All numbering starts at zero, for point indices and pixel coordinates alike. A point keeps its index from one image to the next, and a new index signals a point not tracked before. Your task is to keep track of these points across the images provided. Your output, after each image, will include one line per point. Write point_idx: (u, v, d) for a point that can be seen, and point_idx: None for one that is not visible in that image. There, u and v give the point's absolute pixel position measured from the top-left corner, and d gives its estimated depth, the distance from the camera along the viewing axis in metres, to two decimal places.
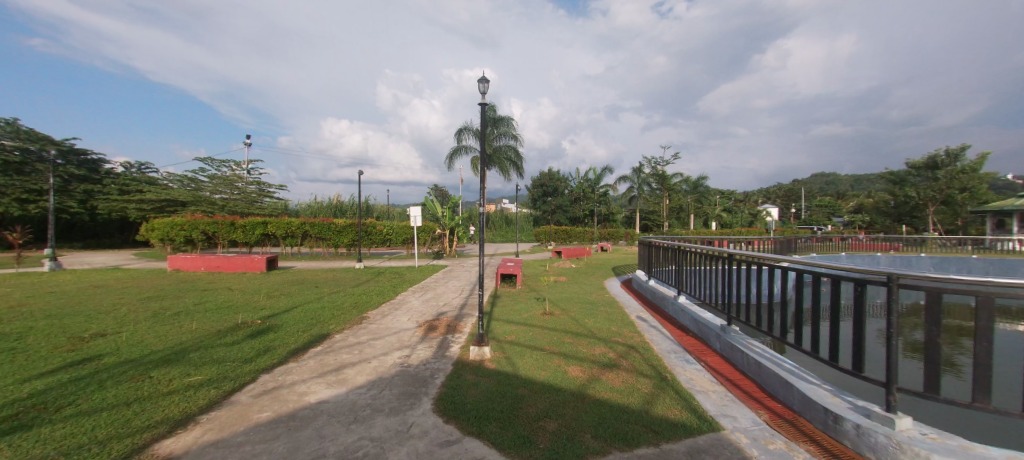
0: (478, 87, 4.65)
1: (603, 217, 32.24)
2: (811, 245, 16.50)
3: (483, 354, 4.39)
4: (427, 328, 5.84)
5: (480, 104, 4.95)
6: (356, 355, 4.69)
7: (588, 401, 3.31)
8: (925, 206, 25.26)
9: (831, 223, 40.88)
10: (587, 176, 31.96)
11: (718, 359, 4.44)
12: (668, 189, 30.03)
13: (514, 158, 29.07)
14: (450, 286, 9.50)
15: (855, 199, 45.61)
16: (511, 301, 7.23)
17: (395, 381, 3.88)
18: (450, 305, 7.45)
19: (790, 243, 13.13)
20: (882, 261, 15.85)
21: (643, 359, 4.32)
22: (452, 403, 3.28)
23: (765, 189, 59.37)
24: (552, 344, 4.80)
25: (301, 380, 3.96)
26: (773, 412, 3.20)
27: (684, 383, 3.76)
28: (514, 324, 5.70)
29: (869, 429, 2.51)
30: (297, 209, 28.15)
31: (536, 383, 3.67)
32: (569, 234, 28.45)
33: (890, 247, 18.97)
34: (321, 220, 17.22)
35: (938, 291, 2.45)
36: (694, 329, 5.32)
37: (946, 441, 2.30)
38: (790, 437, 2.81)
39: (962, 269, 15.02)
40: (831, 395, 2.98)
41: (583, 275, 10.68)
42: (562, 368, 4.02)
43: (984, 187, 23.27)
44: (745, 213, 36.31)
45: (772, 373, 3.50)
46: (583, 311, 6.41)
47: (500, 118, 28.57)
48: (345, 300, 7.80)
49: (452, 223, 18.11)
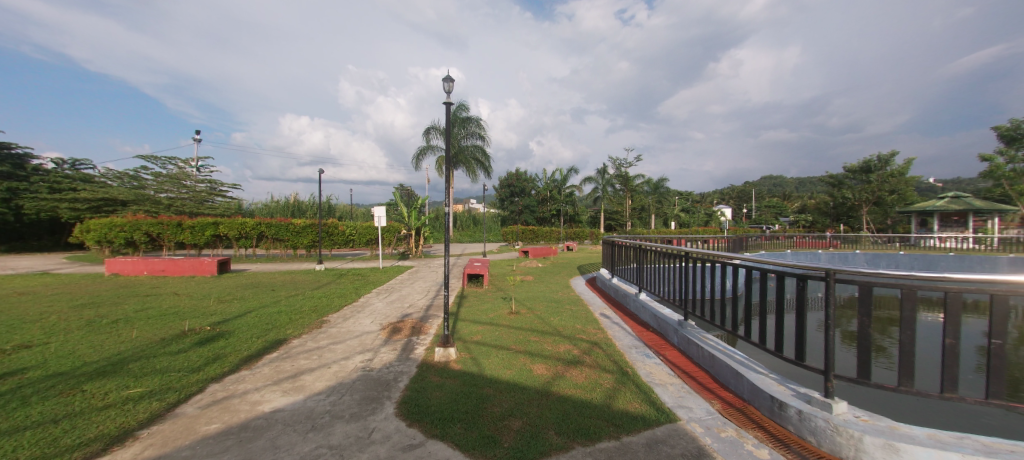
0: (443, 86, 4.60)
1: (569, 217, 32.79)
2: (760, 243, 17.62)
3: (448, 355, 4.34)
4: (391, 330, 5.71)
5: (445, 104, 4.88)
6: (314, 361, 4.50)
7: (553, 398, 3.35)
8: (859, 207, 27.57)
9: (778, 222, 43.75)
10: (554, 177, 32.40)
11: (675, 352, 4.64)
12: (631, 190, 30.79)
13: (482, 158, 29.00)
14: (416, 288, 9.31)
15: (799, 201, 49.09)
16: (478, 301, 7.20)
17: (357, 385, 3.77)
18: (415, 306, 7.32)
19: (741, 242, 13.93)
20: (823, 258, 17.13)
21: (606, 355, 4.44)
22: (416, 406, 3.22)
23: (719, 191, 62.79)
24: (517, 343, 4.82)
25: (254, 388, 3.75)
26: (725, 401, 3.37)
27: (644, 376, 3.89)
28: (481, 324, 5.68)
29: (810, 414, 2.70)
30: (252, 209, 26.70)
31: (502, 382, 3.67)
32: (536, 234, 28.73)
33: (830, 246, 20.27)
34: (277, 221, 16.44)
35: (869, 285, 2.65)
36: (654, 324, 5.52)
37: (875, 422, 2.53)
38: (739, 424, 2.98)
39: (891, 264, 16.65)
40: (776, 384, 3.18)
41: (549, 274, 10.84)
42: (527, 366, 4.06)
43: (909, 190, 25.67)
44: (702, 213, 38.11)
45: (724, 365, 3.69)
46: (549, 309, 6.49)
47: (468, 119, 28.38)
48: (304, 304, 7.46)
49: (418, 223, 17.84)
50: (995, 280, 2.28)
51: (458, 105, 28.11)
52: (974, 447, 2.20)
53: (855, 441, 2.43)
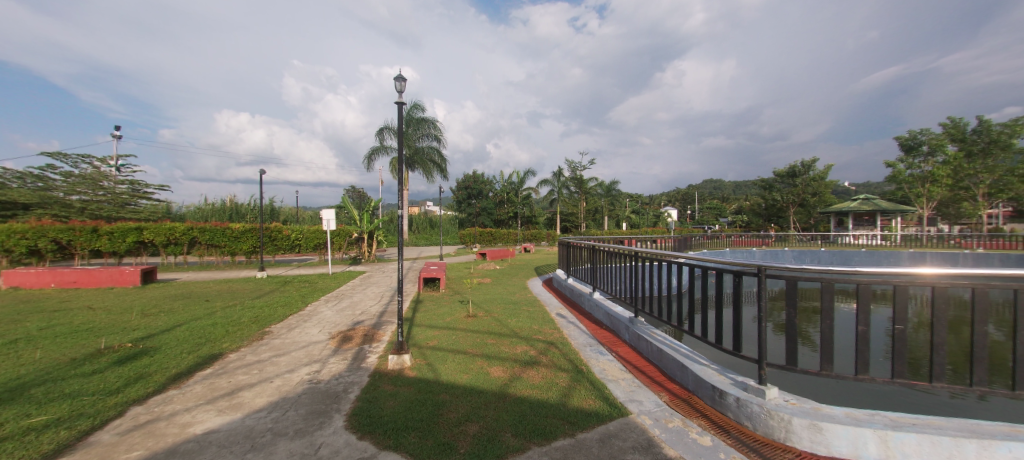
0: (394, 85, 4.46)
1: (526, 219, 33.12)
2: (703, 242, 18.83)
3: (402, 362, 4.22)
4: (341, 339, 5.45)
5: (398, 104, 4.73)
6: (255, 375, 4.19)
7: (509, 400, 3.36)
8: (787, 208, 30.33)
9: (718, 222, 47.07)
10: (511, 179, 32.63)
11: (627, 348, 4.82)
12: (585, 192, 31.62)
13: (438, 160, 28.56)
14: (368, 294, 8.95)
15: (736, 203, 53.16)
16: (434, 306, 7.05)
17: (303, 399, 3.55)
18: (367, 313, 7.02)
19: (686, 241, 14.80)
20: (757, 255, 18.60)
21: (561, 354, 4.52)
22: (367, 417, 3.09)
23: (666, 194, 66.45)
24: (474, 346, 4.78)
25: (184, 409, 3.41)
26: (672, 393, 3.55)
27: (598, 373, 4.01)
28: (437, 328, 5.57)
29: (746, 401, 2.90)
30: (183, 212, 24.38)
31: (458, 387, 3.62)
32: (494, 236, 28.78)
33: (762, 244, 22.09)
34: (212, 225, 15.16)
35: (794, 279, 2.89)
36: (607, 322, 5.70)
37: (802, 404, 2.77)
38: (685, 414, 3.14)
39: (814, 260, 18.44)
40: (717, 374, 3.40)
41: (507, 276, 10.88)
42: (485, 369, 4.04)
43: (828, 193, 28.63)
44: (651, 214, 40.07)
45: (671, 359, 3.88)
46: (506, 311, 6.49)
47: (423, 119, 27.89)
48: (243, 315, 6.93)
49: (370, 226, 17.21)
50: (896, 272, 2.58)
51: (412, 105, 27.59)
52: (883, 422, 2.49)
53: (786, 423, 2.65)
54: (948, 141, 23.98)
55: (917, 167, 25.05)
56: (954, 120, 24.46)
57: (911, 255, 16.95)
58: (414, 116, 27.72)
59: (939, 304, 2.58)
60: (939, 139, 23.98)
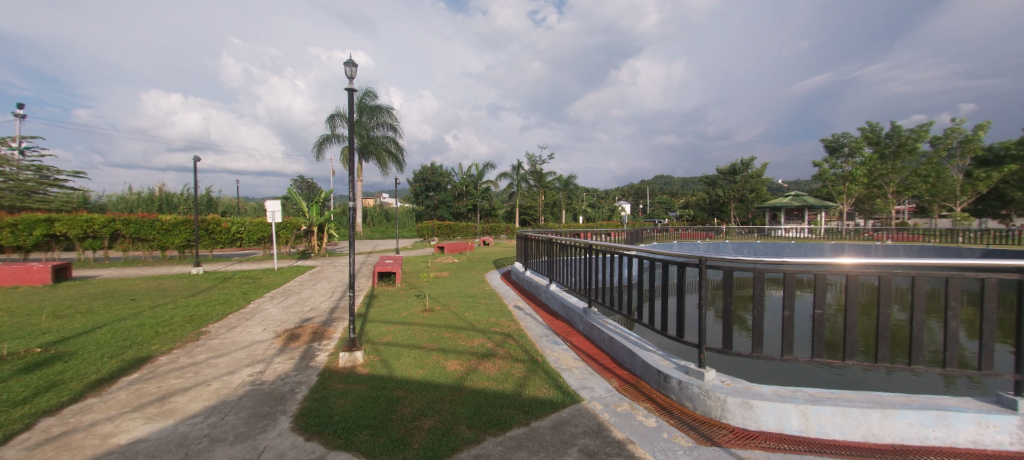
0: (344, 70, 4.26)
1: (484, 212, 33.05)
2: (653, 235, 19.78)
3: (354, 359, 4.09)
4: (288, 337, 5.19)
5: (348, 90, 4.50)
6: (189, 379, 3.89)
7: (465, 392, 3.36)
8: (729, 203, 32.65)
9: (667, 216, 49.64)
10: (469, 171, 32.28)
11: (580, 337, 4.98)
12: (544, 186, 32.03)
13: (394, 150, 27.72)
14: (318, 290, 8.54)
15: (683, 198, 56.27)
16: (389, 301, 6.87)
17: (244, 401, 3.35)
18: (317, 310, 6.71)
19: (638, 234, 15.47)
20: (701, 247, 19.85)
21: (518, 345, 4.58)
22: (316, 417, 2.96)
23: (619, 189, 68.98)
24: (431, 340, 4.73)
25: (106, 418, 3.10)
26: (621, 379, 3.73)
27: (552, 363, 4.11)
28: (392, 324, 5.45)
29: (687, 383, 3.11)
30: (103, 202, 21.85)
31: (413, 382, 3.57)
32: (452, 229, 28.47)
33: (707, 237, 23.59)
34: (137, 217, 13.73)
35: (730, 270, 3.10)
36: (563, 313, 5.86)
37: (735, 384, 3.02)
38: (632, 399, 3.31)
39: (750, 252, 19.99)
40: (662, 359, 3.60)
41: (465, 270, 10.84)
42: (441, 363, 4.01)
43: (764, 189, 31.42)
44: (606, 208, 41.45)
45: (622, 347, 4.06)
46: (464, 305, 6.46)
47: (377, 107, 26.89)
48: (176, 314, 6.38)
49: (320, 219, 16.41)
50: (817, 262, 2.85)
51: (365, 92, 26.48)
52: (803, 397, 2.76)
53: (721, 402, 2.87)
54: (865, 144, 26.72)
55: (839, 167, 27.77)
56: (870, 125, 27.24)
57: (832, 247, 18.82)
58: (367, 103, 26.67)
59: (851, 290, 2.89)
60: (858, 141, 26.66)
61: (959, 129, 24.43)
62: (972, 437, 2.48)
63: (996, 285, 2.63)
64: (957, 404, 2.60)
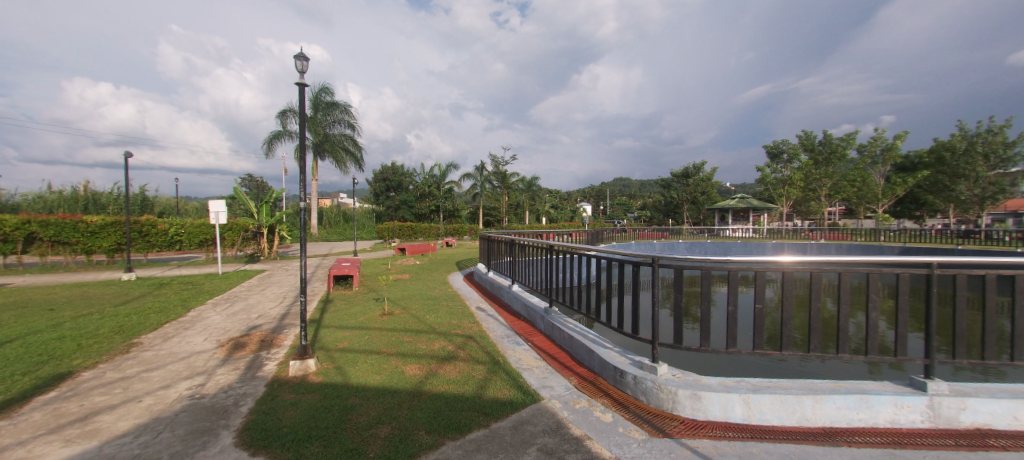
0: (295, 64, 4.07)
1: (448, 213, 32.66)
2: (612, 236, 20.39)
3: (306, 367, 3.90)
4: (232, 347, 4.86)
5: (299, 86, 4.29)
6: (118, 395, 3.54)
7: (424, 397, 3.30)
8: (682, 205, 34.42)
9: (626, 217, 51.43)
10: (432, 172, 31.79)
11: (542, 337, 5.04)
12: (507, 187, 32.14)
13: (352, 149, 26.79)
14: (267, 295, 8.06)
15: (641, 200, 58.55)
16: (346, 305, 6.61)
17: (182, 417, 3.10)
18: (266, 317, 6.33)
19: (597, 235, 15.91)
20: (657, 247, 20.70)
21: (479, 347, 4.56)
22: (262, 431, 2.79)
23: (581, 191, 70.66)
24: (389, 345, 4.60)
25: (16, 443, 2.76)
26: (580, 376, 3.81)
27: (513, 363, 4.14)
28: (348, 329, 5.25)
29: (642, 378, 3.22)
30: (14, 201, 19.47)
31: (369, 389, 3.45)
32: (414, 231, 27.92)
33: (662, 237, 24.66)
34: (57, 218, 12.37)
35: (681, 268, 3.24)
36: (525, 313, 5.90)
37: (686, 377, 3.17)
38: (590, 395, 3.40)
39: (701, 251, 21.10)
40: (619, 356, 3.71)
41: (426, 271, 10.65)
42: (399, 368, 3.91)
43: (713, 192, 33.33)
44: (568, 210, 42.31)
45: (581, 345, 4.15)
46: (424, 307, 6.35)
47: (333, 103, 25.87)
48: (104, 325, 5.80)
49: (271, 220, 15.55)
50: (758, 260, 3.05)
51: (320, 87, 25.47)
52: (746, 387, 2.95)
53: (673, 395, 3.01)
54: (801, 151, 28.97)
55: (779, 171, 29.98)
56: (806, 133, 29.60)
57: (774, 246, 20.27)
58: (323, 100, 25.65)
59: (787, 286, 3.12)
60: (795, 148, 28.89)
61: (881, 138, 27.01)
62: (890, 418, 2.76)
63: (908, 279, 2.93)
64: (878, 388, 2.87)
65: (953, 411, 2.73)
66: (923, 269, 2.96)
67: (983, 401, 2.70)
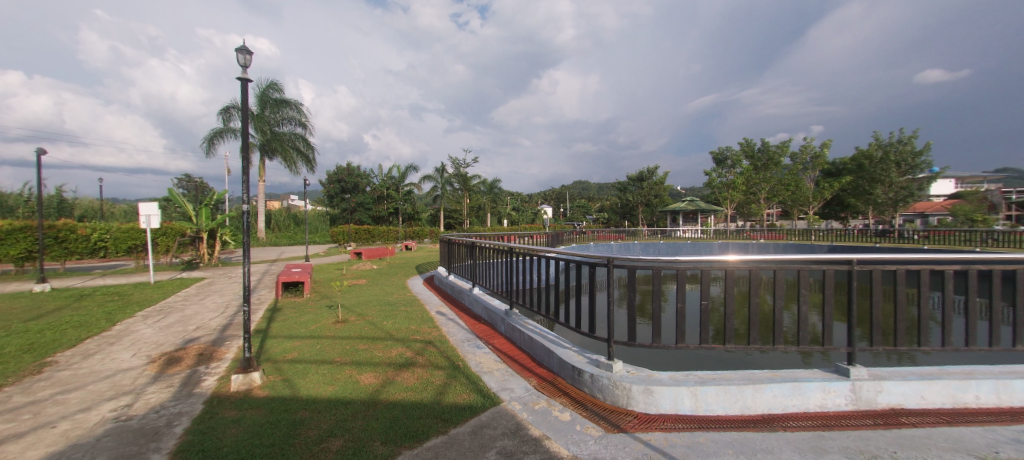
0: (236, 57, 3.81)
1: (407, 216, 31.96)
2: (572, 238, 20.82)
3: (250, 381, 3.66)
4: (166, 362, 4.45)
5: (242, 81, 4.02)
6: (23, 422, 3.12)
7: (381, 406, 3.19)
8: (637, 207, 35.94)
9: (586, 219, 52.85)
10: (391, 173, 30.99)
11: (502, 339, 5.04)
12: (468, 189, 31.92)
13: (304, 149, 25.54)
14: (207, 305, 7.47)
15: (599, 203, 60.36)
16: (296, 314, 6.25)
17: (104, 443, 2.80)
18: (205, 329, 5.87)
19: (558, 237, 16.18)
20: (614, 248, 21.40)
21: (438, 352, 4.49)
22: (199, 452, 2.58)
23: (542, 193, 71.74)
24: (343, 354, 4.41)
25: None
26: (540, 377, 3.85)
27: (474, 367, 4.10)
28: (299, 338, 4.99)
29: (598, 376, 3.31)
30: None
31: (321, 401, 3.29)
32: (371, 234, 27.08)
33: (619, 237, 25.55)
34: None
35: (633, 268, 3.34)
36: (485, 316, 5.87)
37: (639, 373, 3.29)
38: (549, 396, 3.43)
39: (655, 251, 22.08)
40: (577, 355, 3.79)
41: (383, 276, 10.35)
42: (353, 378, 3.76)
43: (666, 195, 35.06)
44: (529, 212, 42.75)
45: (540, 345, 4.20)
46: (382, 314, 6.15)
47: (282, 101, 24.59)
48: (9, 343, 5.12)
49: (212, 224, 14.44)
50: (704, 259, 3.23)
51: (268, 84, 24.16)
52: (694, 380, 3.11)
53: (627, 390, 3.11)
54: (743, 157, 31.12)
55: (724, 176, 32.04)
56: (748, 141, 31.85)
57: (720, 245, 21.61)
58: (271, 96, 24.31)
59: (729, 283, 3.31)
60: (738, 155, 31.00)
61: (810, 147, 29.59)
62: (819, 402, 3.01)
63: (834, 274, 3.21)
64: (809, 375, 3.13)
65: (871, 393, 3.03)
66: (845, 266, 3.25)
67: (896, 383, 3.01)
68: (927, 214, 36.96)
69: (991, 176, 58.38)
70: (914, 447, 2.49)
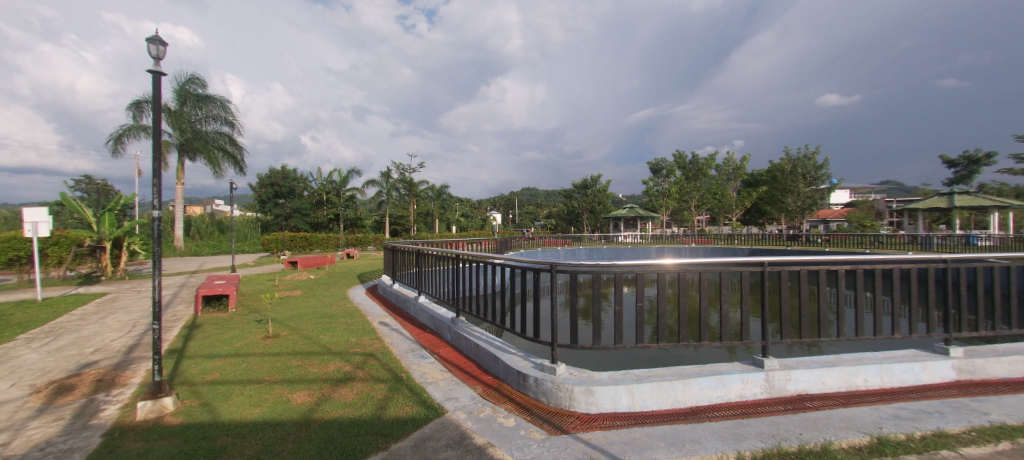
0: (149, 48, 3.45)
1: (349, 222, 30.58)
2: (520, 244, 21.10)
3: (161, 407, 3.27)
4: (53, 392, 3.84)
5: (156, 77, 3.63)
6: None
7: (314, 426, 3.00)
8: (582, 214, 37.44)
9: (534, 226, 53.90)
10: (331, 178, 29.50)
11: (448, 348, 4.96)
12: (415, 195, 31.19)
13: (231, 150, 23.54)
14: (110, 324, 6.57)
15: (546, 209, 61.90)
16: (219, 330, 5.69)
17: None
18: (106, 351, 5.15)
19: (506, 243, 16.18)
20: (560, 253, 22.01)
21: (381, 364, 4.31)
22: None
23: (490, 199, 72.14)
24: (272, 372, 4.09)
25: None
26: (486, 384, 3.84)
27: (417, 378, 3.99)
28: (221, 357, 4.54)
29: (542, 380, 3.36)
30: None
31: (247, 424, 3.03)
32: (308, 242, 25.55)
33: (565, 243, 26.30)
34: None
35: (574, 273, 3.44)
36: (431, 325, 5.74)
37: (581, 374, 3.40)
38: (495, 402, 3.43)
39: (598, 255, 23.06)
40: (522, 360, 3.82)
41: (322, 286, 9.79)
42: (283, 397, 3.50)
43: (608, 202, 36.80)
44: (478, 218, 42.72)
45: (486, 352, 4.20)
46: (319, 327, 5.79)
47: (206, 97, 22.57)
48: None
49: (115, 232, 12.67)
50: (639, 263, 3.41)
51: (190, 78, 22.10)
52: (630, 378, 3.28)
53: (570, 392, 3.19)
54: (676, 167, 33.55)
55: (660, 184, 34.32)
56: (680, 153, 34.30)
57: (657, 249, 23.03)
58: (193, 92, 22.24)
59: (661, 285, 3.53)
60: (672, 166, 33.37)
61: (732, 160, 32.59)
62: (739, 392, 3.30)
63: (750, 275, 3.54)
64: (730, 369, 3.43)
65: (782, 382, 3.37)
66: (758, 267, 3.61)
67: (802, 372, 3.39)
68: (828, 221, 42.14)
69: (874, 186, 68.13)
70: (816, 428, 2.81)
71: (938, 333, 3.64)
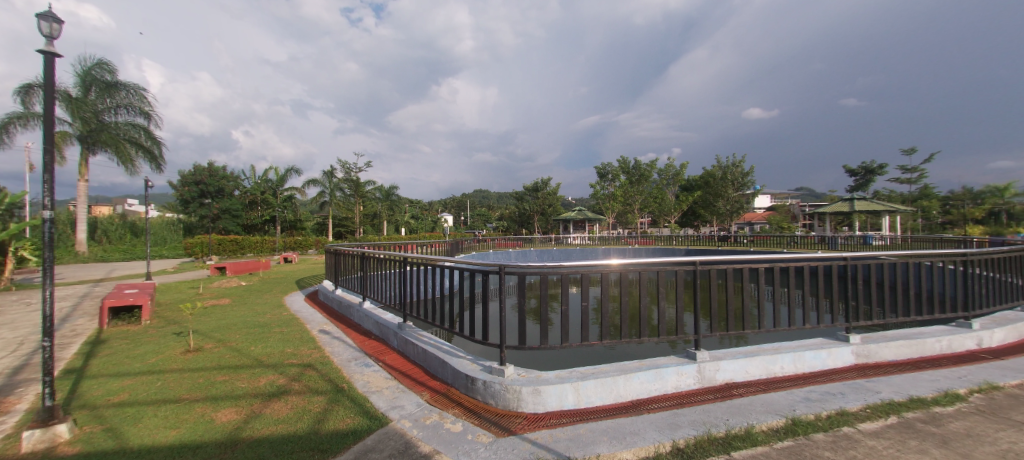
0: (40, 25, 2.99)
1: (287, 224, 28.69)
2: (471, 246, 20.94)
3: (53, 435, 2.84)
4: None
5: (50, 58, 3.16)
6: None
7: (241, 446, 2.76)
8: (533, 216, 38.12)
9: (485, 227, 53.79)
10: (266, 176, 27.52)
11: (394, 354, 4.80)
12: (361, 196, 29.90)
13: (148, 144, 21.05)
14: None
15: (498, 211, 62.23)
16: (128, 346, 5.05)
17: None
18: None
19: (456, 245, 15.93)
20: (511, 255, 22.13)
21: (320, 375, 4.08)
22: None
23: (441, 201, 71.20)
24: (193, 389, 3.71)
25: None
26: (433, 390, 3.76)
27: (360, 388, 3.81)
28: (132, 376, 4.05)
29: (490, 381, 3.36)
30: None
31: (160, 449, 2.72)
32: (239, 245, 23.63)
33: (516, 245, 26.51)
34: None
35: (521, 274, 3.46)
36: (376, 331, 5.52)
37: (528, 374, 3.44)
38: (442, 408, 3.38)
39: (548, 257, 23.52)
40: (470, 364, 3.79)
41: (254, 294, 9.07)
42: (206, 416, 3.18)
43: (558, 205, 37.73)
44: (428, 220, 41.85)
45: (434, 357, 4.12)
46: (250, 338, 5.34)
47: (115, 84, 20.12)
48: None
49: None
50: (584, 264, 3.52)
51: (96, 63, 19.66)
52: (575, 376, 3.37)
53: (517, 393, 3.22)
54: (621, 172, 35.18)
55: (606, 188, 35.80)
56: (625, 159, 35.98)
57: (603, 250, 23.97)
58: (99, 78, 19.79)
59: (605, 284, 3.67)
60: (616, 171, 34.92)
61: (672, 166, 34.69)
62: (675, 384, 3.51)
63: (684, 274, 3.79)
64: (666, 362, 3.64)
65: (712, 372, 3.64)
66: (691, 267, 3.87)
67: (728, 362, 3.69)
68: (753, 223, 46.29)
69: (792, 193, 75.86)
70: (740, 414, 3.06)
71: (841, 322, 4.12)
